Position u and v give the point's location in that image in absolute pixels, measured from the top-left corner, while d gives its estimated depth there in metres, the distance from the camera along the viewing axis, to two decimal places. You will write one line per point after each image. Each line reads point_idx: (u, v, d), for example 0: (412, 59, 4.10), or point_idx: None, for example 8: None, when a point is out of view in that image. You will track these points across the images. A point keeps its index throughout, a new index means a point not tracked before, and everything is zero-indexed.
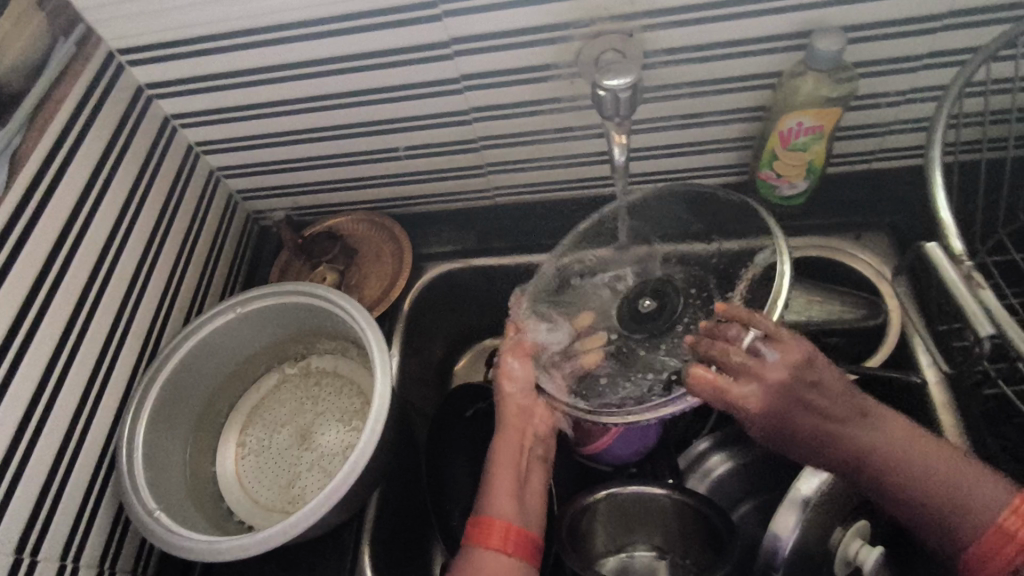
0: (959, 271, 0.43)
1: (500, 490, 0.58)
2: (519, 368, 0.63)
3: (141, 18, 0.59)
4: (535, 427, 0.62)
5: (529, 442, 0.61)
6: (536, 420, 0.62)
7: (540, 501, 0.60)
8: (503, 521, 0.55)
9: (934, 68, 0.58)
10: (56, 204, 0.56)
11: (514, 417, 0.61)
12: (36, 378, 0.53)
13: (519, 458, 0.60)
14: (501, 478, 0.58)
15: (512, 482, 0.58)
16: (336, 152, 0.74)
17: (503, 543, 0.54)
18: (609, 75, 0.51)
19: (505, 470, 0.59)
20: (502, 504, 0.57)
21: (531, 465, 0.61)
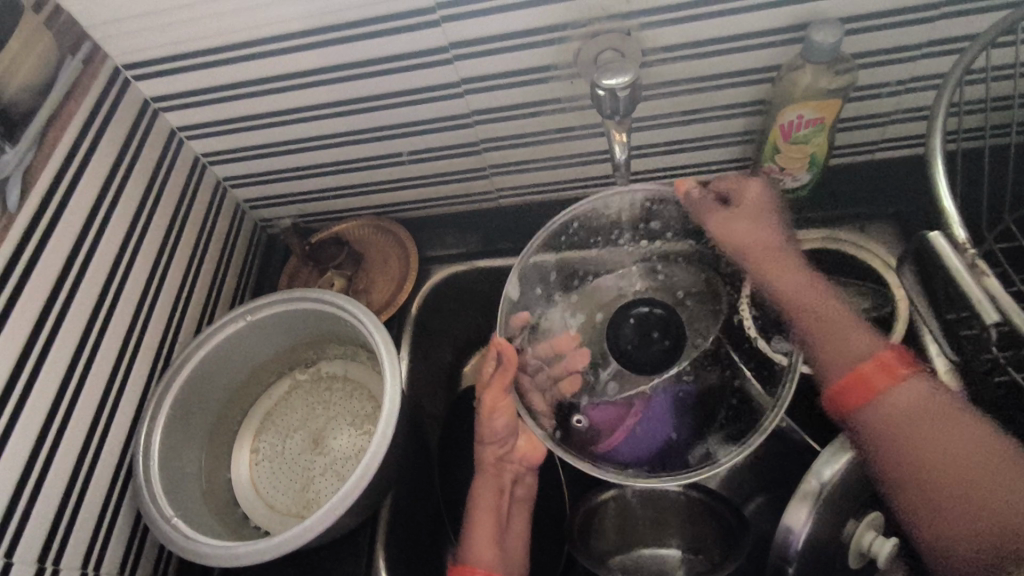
0: (964, 261, 0.42)
1: (482, 532, 0.64)
2: (501, 423, 0.66)
3: (145, 33, 0.59)
4: (512, 470, 0.68)
5: (508, 485, 0.67)
6: (513, 463, 0.68)
7: (519, 543, 0.66)
8: (486, 569, 0.61)
9: (934, 56, 0.58)
10: (67, 219, 0.57)
11: (494, 465, 0.67)
12: (52, 392, 0.54)
13: (497, 503, 0.66)
14: (481, 523, 0.64)
15: (492, 527, 0.64)
16: (341, 159, 0.75)
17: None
18: (607, 74, 0.51)
19: (485, 514, 0.65)
20: (484, 547, 0.62)
21: (511, 507, 0.67)
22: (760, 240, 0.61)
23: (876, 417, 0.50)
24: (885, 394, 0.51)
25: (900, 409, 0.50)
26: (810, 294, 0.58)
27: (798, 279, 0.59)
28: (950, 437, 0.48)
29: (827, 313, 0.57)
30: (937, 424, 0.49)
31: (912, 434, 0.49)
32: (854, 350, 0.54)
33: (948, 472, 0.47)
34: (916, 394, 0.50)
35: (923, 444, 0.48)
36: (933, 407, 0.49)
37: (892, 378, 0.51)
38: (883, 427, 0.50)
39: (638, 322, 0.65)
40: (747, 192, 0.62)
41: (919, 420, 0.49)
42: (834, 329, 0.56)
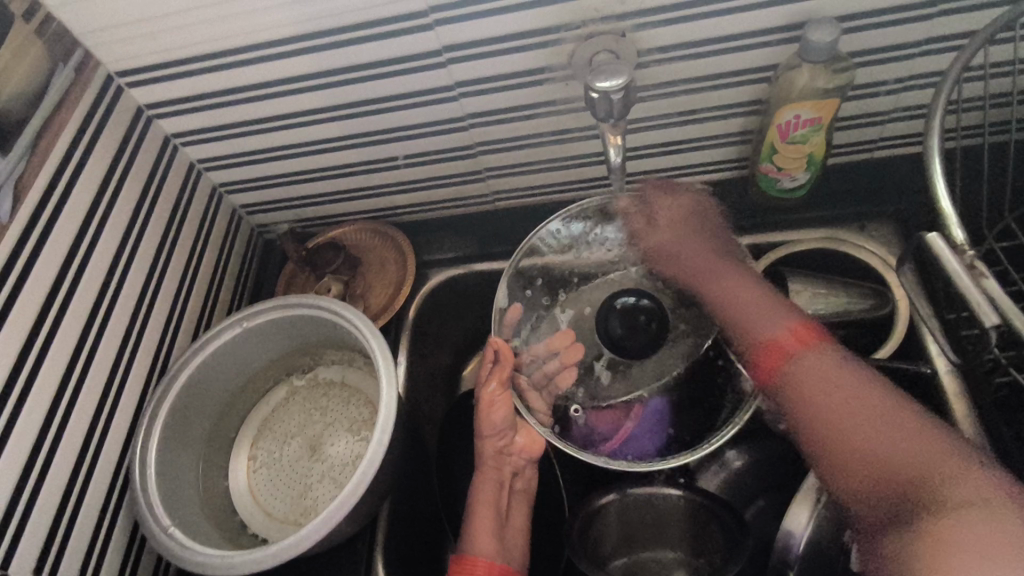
0: (962, 262, 0.41)
1: (481, 529, 0.63)
2: (500, 416, 0.68)
3: (137, 40, 0.59)
4: (512, 464, 0.69)
5: (508, 479, 0.68)
6: (512, 457, 0.69)
7: (519, 537, 0.65)
8: (486, 560, 0.60)
9: (932, 53, 0.57)
10: (61, 228, 0.57)
11: (494, 458, 0.68)
12: (48, 400, 0.54)
13: (498, 496, 0.66)
14: (481, 515, 0.64)
15: (491, 520, 0.64)
16: (336, 163, 0.74)
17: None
18: (601, 77, 0.51)
19: (486, 507, 0.65)
20: (484, 539, 0.63)
21: (511, 501, 0.68)
22: (680, 248, 0.67)
23: (787, 380, 0.55)
24: (797, 360, 0.55)
25: (806, 376, 0.54)
26: (728, 283, 0.64)
27: (721, 271, 0.65)
28: (854, 398, 0.50)
29: (745, 297, 0.62)
30: (842, 386, 0.52)
31: (817, 395, 0.52)
32: (769, 326, 0.59)
33: (850, 438, 0.49)
34: (825, 362, 0.54)
35: (828, 404, 0.51)
36: (838, 373, 0.53)
37: (802, 347, 0.56)
38: (792, 388, 0.54)
39: (624, 315, 0.64)
40: (665, 212, 0.69)
41: (825, 383, 0.52)
42: (755, 309, 0.60)
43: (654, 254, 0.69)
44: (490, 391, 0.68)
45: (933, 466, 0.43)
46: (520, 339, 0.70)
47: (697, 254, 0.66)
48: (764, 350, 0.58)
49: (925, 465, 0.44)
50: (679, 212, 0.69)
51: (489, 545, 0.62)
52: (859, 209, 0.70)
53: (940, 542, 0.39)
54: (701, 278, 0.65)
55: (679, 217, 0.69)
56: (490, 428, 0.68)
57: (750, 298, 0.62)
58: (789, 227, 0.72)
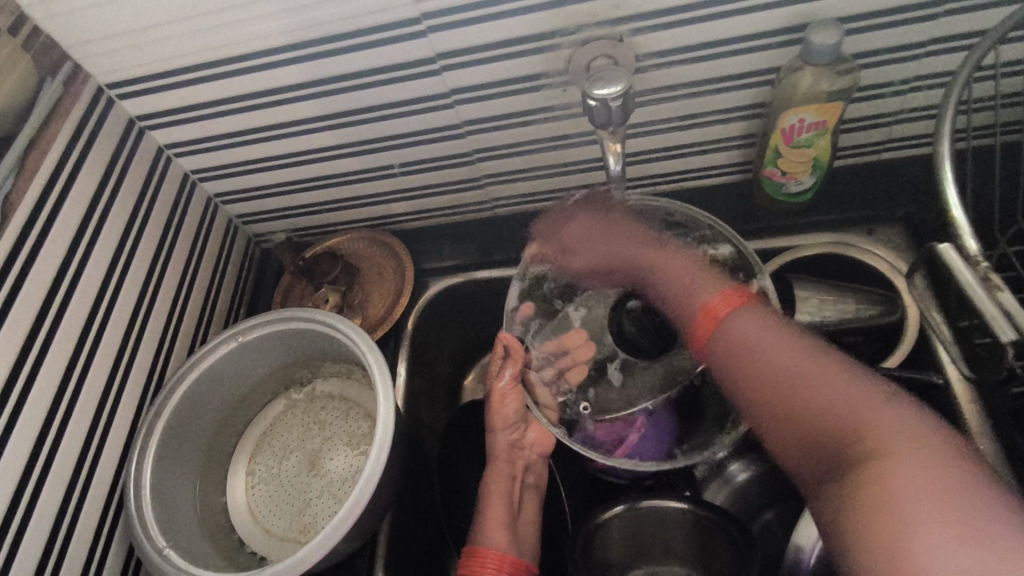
0: (975, 273, 0.40)
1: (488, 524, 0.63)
2: (512, 409, 0.69)
3: (126, 52, 0.58)
4: (524, 458, 0.69)
5: (519, 473, 0.68)
6: (525, 451, 0.69)
7: (531, 528, 0.65)
8: (498, 552, 0.60)
9: (940, 53, 0.55)
10: (51, 244, 0.56)
11: (506, 451, 0.68)
12: (39, 421, 0.53)
13: (510, 489, 0.66)
14: (494, 507, 0.64)
15: (504, 513, 0.64)
16: (331, 172, 0.73)
17: (498, 569, 0.59)
18: (599, 84, 0.49)
19: (499, 501, 0.65)
20: (496, 532, 0.62)
21: (523, 494, 0.67)
22: (599, 252, 0.66)
23: (718, 347, 0.51)
24: (729, 325, 0.52)
25: (736, 338, 0.50)
26: (650, 261, 0.62)
27: (644, 256, 0.63)
28: (793, 359, 0.46)
29: (671, 271, 0.60)
30: (780, 346, 0.47)
31: (755, 358, 0.48)
32: (695, 293, 0.57)
33: (784, 391, 0.45)
34: (755, 321, 0.50)
35: (766, 368, 0.47)
36: (777, 333, 0.48)
37: (736, 311, 0.52)
38: (725, 355, 0.51)
39: (635, 315, 0.65)
40: (569, 235, 0.68)
41: (763, 346, 0.48)
42: (681, 284, 0.58)
43: (584, 278, 0.68)
44: (502, 388, 0.69)
45: (877, 426, 0.38)
46: (534, 334, 0.69)
47: (615, 248, 0.65)
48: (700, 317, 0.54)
49: (872, 426, 0.38)
50: (576, 228, 0.68)
51: (499, 539, 0.62)
52: (866, 212, 0.69)
53: (888, 517, 0.34)
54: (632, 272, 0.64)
55: (579, 232, 0.68)
56: (502, 422, 0.69)
57: (675, 275, 0.59)
58: (794, 231, 0.70)
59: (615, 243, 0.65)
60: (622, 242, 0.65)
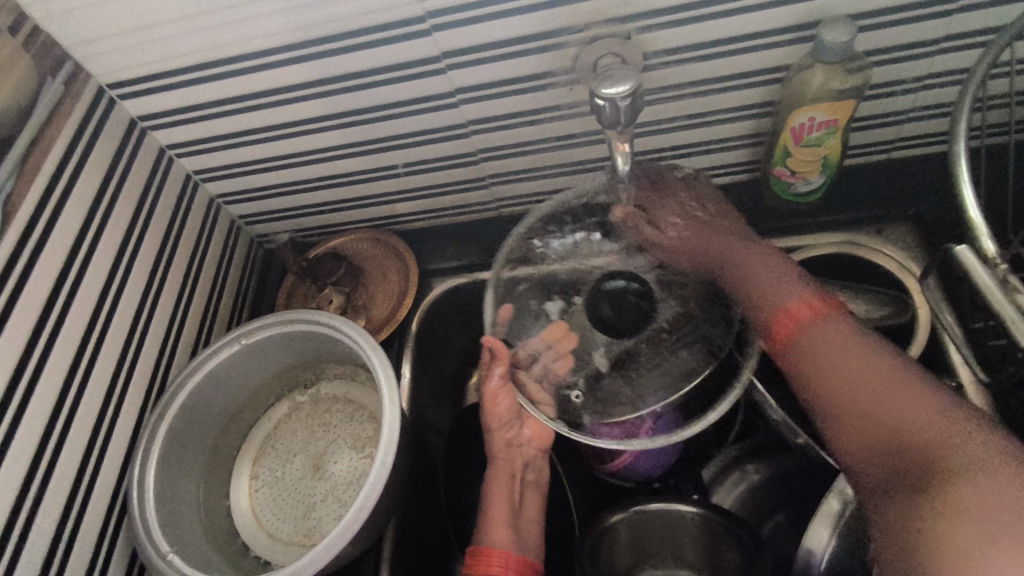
0: (994, 276, 0.39)
1: (493, 524, 0.62)
2: (503, 410, 0.66)
3: (127, 51, 0.57)
4: (523, 455, 0.68)
5: (519, 470, 0.67)
6: (523, 448, 0.68)
7: (534, 524, 0.65)
8: (503, 551, 0.60)
9: (953, 51, 0.55)
10: (52, 246, 0.55)
11: (505, 449, 0.67)
12: (41, 426, 0.52)
13: (511, 486, 0.65)
14: (496, 505, 0.63)
15: (506, 511, 0.63)
16: (335, 173, 0.72)
17: (505, 569, 0.59)
18: (607, 82, 0.48)
19: (501, 499, 0.64)
20: (499, 531, 0.62)
21: (523, 491, 0.66)
22: (693, 231, 0.62)
23: (799, 353, 0.51)
24: (811, 329, 0.52)
25: (816, 344, 0.51)
26: (737, 251, 0.59)
27: (728, 247, 0.60)
28: (867, 371, 0.47)
29: (757, 265, 0.58)
30: (852, 356, 0.48)
31: (828, 365, 0.49)
32: (781, 293, 0.55)
33: (856, 398, 0.46)
34: (832, 329, 0.51)
35: (836, 375, 0.48)
36: (848, 342, 0.49)
37: (815, 317, 0.52)
38: (802, 361, 0.51)
39: (613, 297, 0.61)
40: (658, 202, 0.64)
41: (835, 355, 0.49)
42: (761, 279, 0.57)
43: (658, 245, 0.63)
44: (491, 390, 0.65)
45: (953, 450, 0.41)
46: (516, 334, 0.65)
47: (705, 235, 0.62)
48: (783, 319, 0.54)
49: (948, 449, 0.41)
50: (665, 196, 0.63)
51: (503, 537, 0.61)
52: (876, 212, 0.68)
53: (959, 535, 0.38)
54: (711, 260, 0.61)
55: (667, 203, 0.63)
56: (495, 425, 0.67)
57: (761, 272, 0.57)
58: (803, 231, 0.69)
59: (703, 232, 0.62)
60: (710, 233, 0.62)
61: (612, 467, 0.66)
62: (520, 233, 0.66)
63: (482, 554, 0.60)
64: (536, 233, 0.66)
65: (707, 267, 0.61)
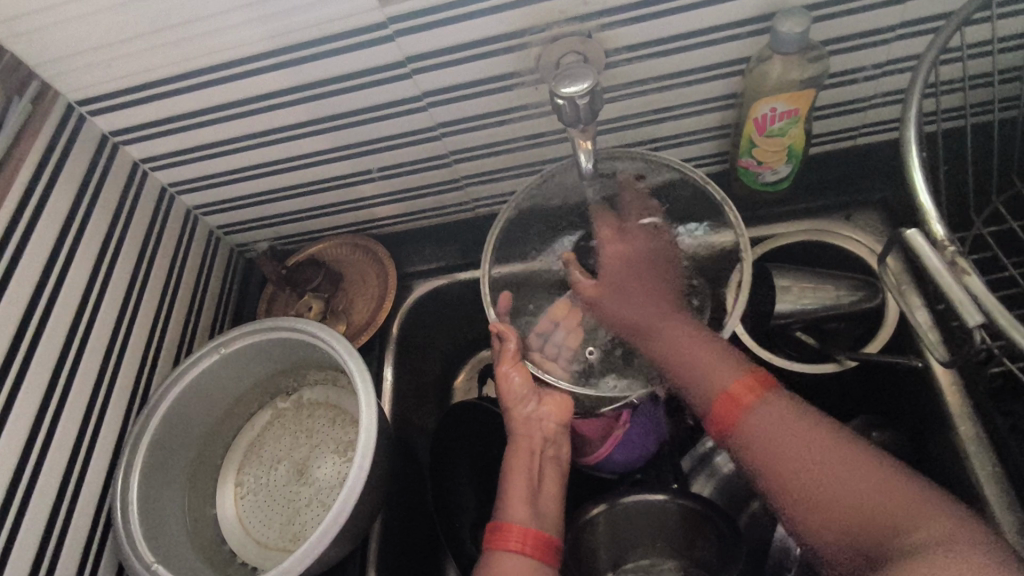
0: (942, 257, 0.40)
1: (510, 499, 0.59)
2: (517, 383, 0.63)
3: (93, 68, 0.58)
4: (544, 431, 0.63)
5: (539, 447, 0.62)
6: (544, 423, 0.63)
7: (553, 502, 0.61)
8: (521, 526, 0.57)
9: (908, 37, 0.55)
10: (26, 264, 0.55)
11: (523, 424, 0.63)
12: (20, 443, 0.53)
13: (530, 462, 0.62)
14: (515, 481, 0.60)
15: (525, 487, 0.60)
16: (310, 180, 0.73)
17: (521, 545, 0.56)
18: (565, 82, 0.49)
19: (519, 475, 0.61)
20: (517, 507, 0.59)
21: (543, 469, 0.63)
22: (622, 290, 0.63)
23: (739, 433, 0.52)
24: (752, 409, 0.52)
25: (761, 426, 0.51)
26: (658, 327, 0.60)
27: (670, 327, 0.59)
28: (826, 455, 0.47)
29: (690, 346, 0.57)
30: (807, 438, 0.49)
31: (786, 458, 0.49)
32: (719, 375, 0.54)
33: (795, 468, 0.48)
34: (772, 410, 0.51)
35: (797, 461, 0.48)
36: (792, 421, 0.50)
37: (757, 398, 0.52)
38: (741, 438, 0.51)
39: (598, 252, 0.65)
40: (615, 250, 0.64)
41: (793, 445, 0.49)
42: (705, 362, 0.55)
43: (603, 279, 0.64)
44: (501, 371, 0.63)
45: (899, 511, 0.43)
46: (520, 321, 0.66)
47: (639, 305, 0.62)
48: (715, 397, 0.54)
49: (878, 505, 0.44)
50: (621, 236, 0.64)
51: (521, 512, 0.58)
52: (844, 198, 0.69)
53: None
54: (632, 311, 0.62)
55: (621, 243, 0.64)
56: (511, 399, 0.63)
57: (686, 343, 0.57)
58: (774, 220, 0.70)
59: (628, 285, 0.63)
60: (640, 289, 0.62)
61: (591, 459, 0.67)
62: (498, 230, 0.65)
63: (501, 531, 0.57)
64: (515, 230, 0.66)
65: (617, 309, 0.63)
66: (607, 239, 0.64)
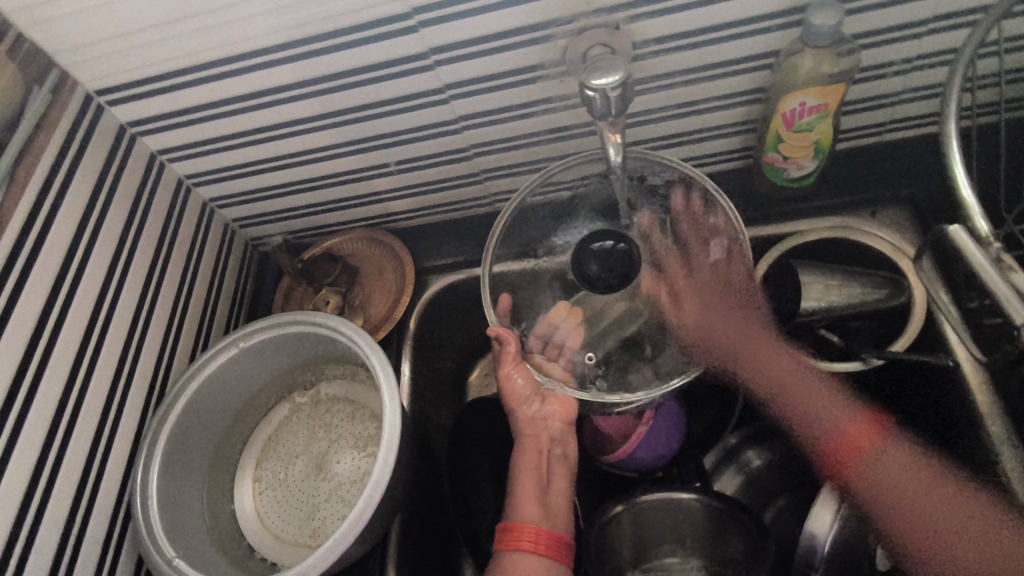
0: (987, 255, 0.39)
1: (522, 497, 0.59)
2: (520, 385, 0.64)
3: (112, 57, 0.57)
4: (549, 430, 0.64)
5: (545, 446, 0.63)
6: (548, 423, 0.65)
7: (564, 502, 0.61)
8: (533, 526, 0.56)
9: (942, 31, 0.54)
10: (45, 257, 0.55)
11: (527, 424, 0.64)
12: (41, 435, 0.52)
13: (538, 462, 0.62)
14: (524, 480, 0.60)
15: (535, 485, 0.60)
16: (328, 173, 0.72)
17: (535, 544, 0.55)
18: (596, 74, 0.48)
19: (529, 474, 0.61)
20: (528, 506, 0.58)
21: (551, 468, 0.63)
22: (716, 316, 0.61)
23: (863, 486, 0.56)
24: (868, 459, 0.57)
25: (876, 476, 0.56)
26: (774, 364, 0.62)
27: (773, 358, 0.62)
28: (934, 495, 0.54)
29: (798, 382, 0.61)
30: (925, 485, 0.55)
31: (910, 505, 0.54)
32: (835, 417, 0.60)
33: (926, 525, 0.52)
34: (887, 459, 0.57)
35: (914, 512, 0.53)
36: (912, 469, 0.56)
37: (873, 443, 0.58)
38: (869, 494, 0.56)
39: (600, 254, 0.59)
40: (683, 286, 0.61)
41: (918, 492, 0.54)
42: (811, 400, 0.61)
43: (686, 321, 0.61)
44: (503, 376, 0.64)
45: (991, 558, 0.49)
46: (522, 318, 0.65)
47: (737, 326, 0.61)
48: (836, 441, 0.59)
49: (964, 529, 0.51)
50: (680, 279, 0.61)
51: (532, 510, 0.58)
52: (870, 195, 0.68)
53: None
54: (732, 334, 0.61)
55: (681, 281, 0.61)
56: (516, 400, 0.64)
57: (792, 385, 0.61)
58: (797, 215, 0.70)
59: (722, 317, 0.61)
60: (738, 318, 0.61)
61: (612, 459, 0.67)
62: (504, 223, 0.65)
63: (513, 530, 0.56)
64: (518, 227, 0.65)
65: (723, 352, 0.60)
66: (684, 259, 0.61)
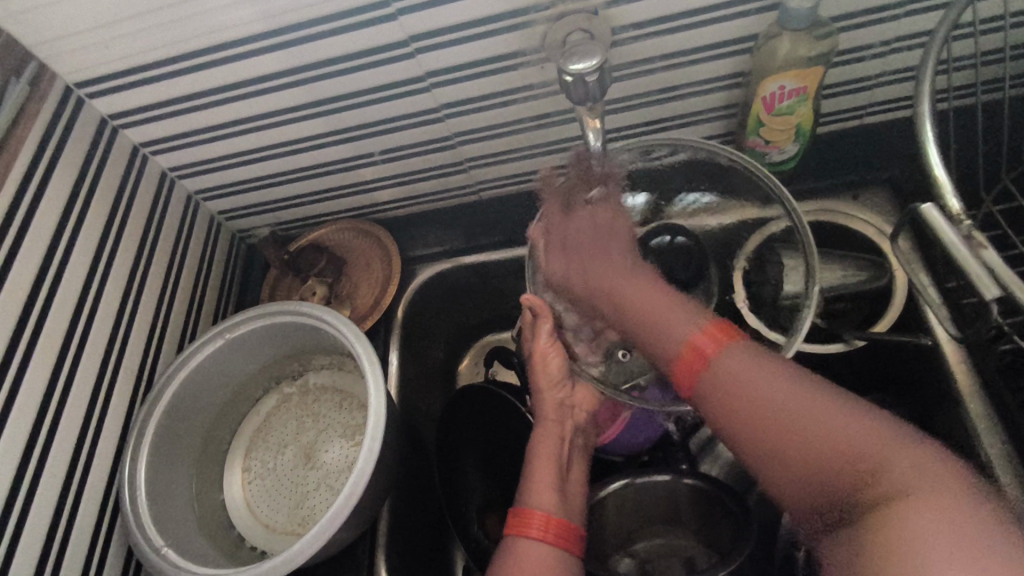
0: (958, 231, 0.40)
1: (537, 482, 0.59)
2: (554, 368, 0.63)
3: (90, 49, 0.57)
4: (574, 419, 0.64)
5: (568, 433, 0.63)
6: (575, 411, 0.64)
7: (580, 492, 0.60)
8: (544, 513, 0.56)
9: (917, 13, 0.55)
10: (27, 250, 0.55)
11: (553, 409, 0.64)
12: (27, 427, 0.53)
13: (559, 448, 0.62)
14: (541, 465, 0.60)
15: (552, 472, 0.59)
16: (311, 163, 0.72)
17: (543, 533, 0.55)
18: (573, 59, 0.48)
19: (545, 462, 0.60)
20: (543, 491, 0.58)
21: (571, 459, 0.62)
22: (579, 254, 0.61)
23: (711, 387, 0.48)
24: (719, 361, 0.48)
25: (729, 372, 0.47)
26: (623, 277, 0.57)
27: (617, 268, 0.58)
28: (797, 395, 0.44)
29: (647, 299, 0.55)
30: (789, 389, 0.44)
31: (760, 401, 0.45)
32: (678, 325, 0.52)
33: (789, 436, 0.42)
34: (738, 361, 0.47)
35: (779, 414, 0.44)
36: (771, 369, 0.46)
37: (720, 347, 0.49)
38: (716, 393, 0.47)
39: (663, 251, 0.61)
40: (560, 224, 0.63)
41: (781, 395, 0.44)
42: (659, 316, 0.53)
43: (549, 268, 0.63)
44: (539, 350, 0.63)
45: (859, 443, 0.40)
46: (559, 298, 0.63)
47: (594, 257, 0.60)
48: (682, 347, 0.50)
49: (859, 452, 0.39)
50: (561, 236, 0.62)
51: (547, 496, 0.58)
52: (852, 178, 0.69)
53: (896, 546, 0.34)
54: (591, 258, 0.60)
55: (561, 236, 0.62)
56: (546, 382, 0.64)
57: (633, 292, 0.56)
58: None
59: (585, 242, 0.61)
60: (593, 245, 0.60)
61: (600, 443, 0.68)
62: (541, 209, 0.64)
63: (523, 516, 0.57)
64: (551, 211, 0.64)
65: (575, 269, 0.61)
66: (567, 207, 0.63)
